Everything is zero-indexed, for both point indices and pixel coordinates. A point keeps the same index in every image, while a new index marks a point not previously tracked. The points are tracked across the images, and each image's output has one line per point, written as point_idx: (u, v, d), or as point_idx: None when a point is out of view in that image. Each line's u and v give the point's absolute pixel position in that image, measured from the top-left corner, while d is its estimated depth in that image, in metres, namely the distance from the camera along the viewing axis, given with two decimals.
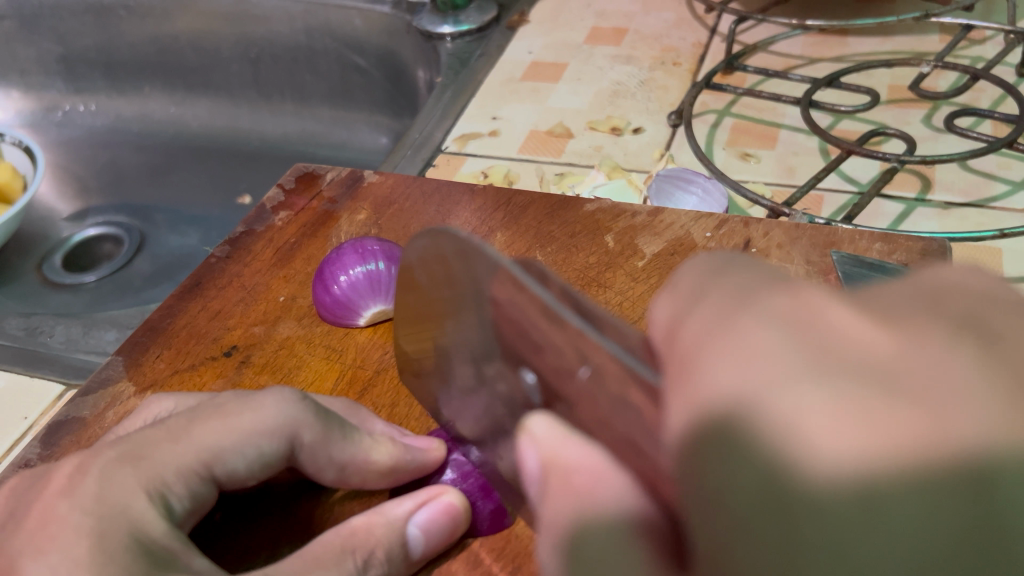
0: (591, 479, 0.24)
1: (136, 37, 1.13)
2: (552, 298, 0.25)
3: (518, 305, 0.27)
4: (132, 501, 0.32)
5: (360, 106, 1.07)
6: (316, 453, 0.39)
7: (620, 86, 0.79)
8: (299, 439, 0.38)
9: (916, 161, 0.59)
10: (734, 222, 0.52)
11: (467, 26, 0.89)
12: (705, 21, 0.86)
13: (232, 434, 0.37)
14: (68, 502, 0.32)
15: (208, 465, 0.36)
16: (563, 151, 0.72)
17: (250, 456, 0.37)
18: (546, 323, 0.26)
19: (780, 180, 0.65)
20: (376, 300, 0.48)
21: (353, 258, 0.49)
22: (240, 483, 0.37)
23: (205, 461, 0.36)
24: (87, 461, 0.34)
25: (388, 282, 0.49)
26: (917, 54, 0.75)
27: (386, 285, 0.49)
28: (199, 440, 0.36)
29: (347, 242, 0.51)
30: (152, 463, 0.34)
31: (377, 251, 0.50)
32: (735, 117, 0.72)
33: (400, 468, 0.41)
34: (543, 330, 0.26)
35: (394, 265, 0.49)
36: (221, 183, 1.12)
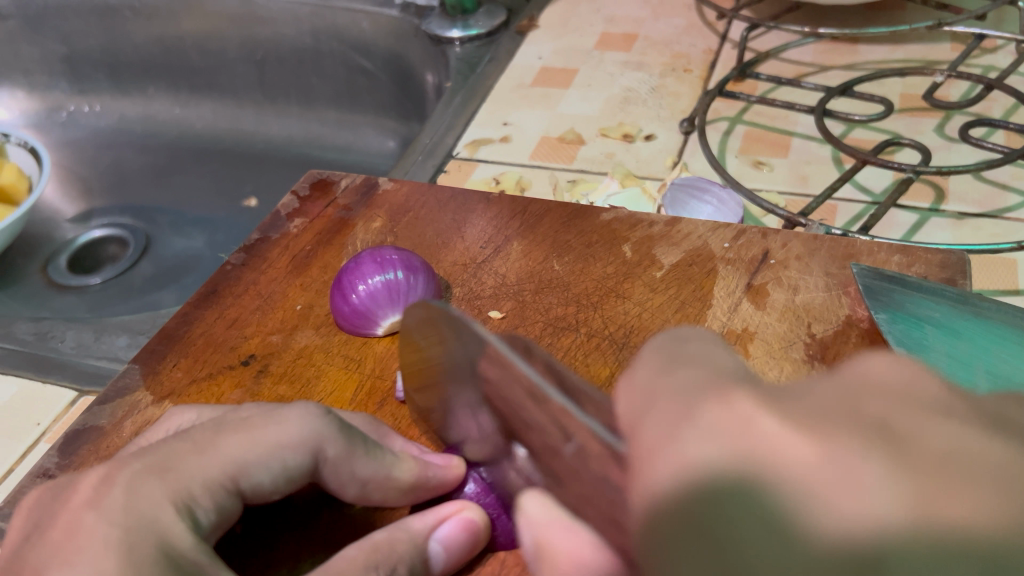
0: (578, 569, 0.25)
1: (141, 38, 1.13)
2: (538, 375, 0.27)
3: (509, 379, 0.29)
4: (159, 514, 0.32)
5: (366, 109, 1.06)
6: (338, 469, 0.38)
7: (631, 92, 0.79)
8: (326, 453, 0.38)
9: (931, 172, 0.59)
10: (752, 232, 0.51)
11: (476, 31, 0.89)
12: (715, 28, 0.86)
13: (259, 448, 0.36)
14: (94, 514, 0.31)
15: (235, 478, 0.35)
16: (575, 158, 0.72)
17: (275, 471, 0.37)
18: (534, 400, 0.27)
19: (794, 189, 0.65)
20: (395, 310, 0.48)
21: (371, 267, 0.49)
22: (265, 497, 0.37)
23: (232, 474, 0.35)
24: (112, 472, 0.33)
25: (407, 292, 0.49)
26: (929, 63, 0.75)
27: (404, 294, 0.48)
28: (226, 453, 0.35)
29: (365, 250, 0.50)
30: (180, 475, 0.34)
31: (396, 261, 0.49)
32: (747, 125, 0.72)
33: (422, 484, 0.40)
34: (529, 409, 0.28)
35: (413, 274, 0.49)
36: (226, 185, 1.12)
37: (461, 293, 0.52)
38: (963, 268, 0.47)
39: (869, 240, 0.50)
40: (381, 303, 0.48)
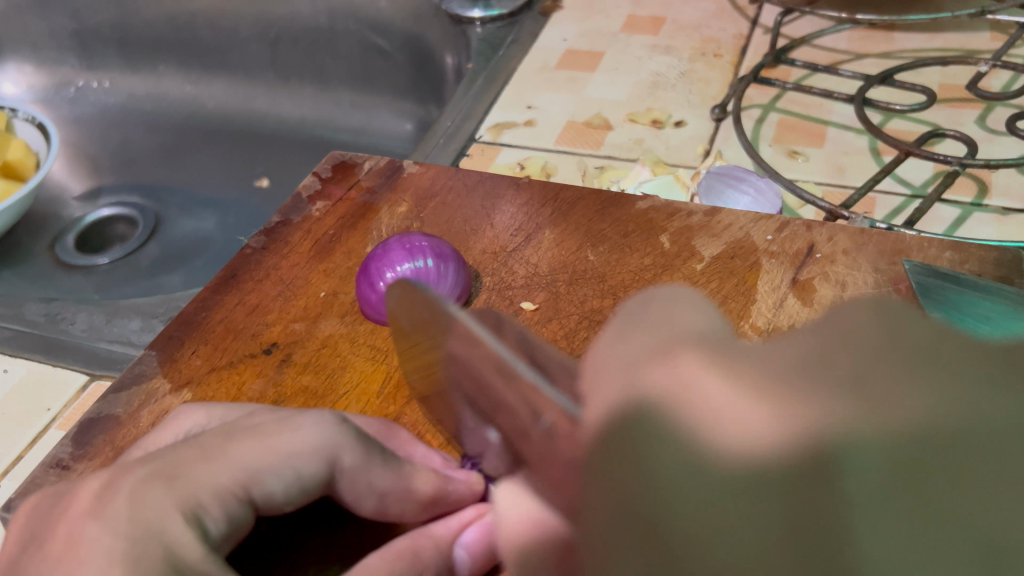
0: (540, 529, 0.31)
1: (152, 14, 1.10)
2: (506, 354, 0.29)
3: (473, 357, 0.31)
4: (166, 525, 0.30)
5: (382, 90, 1.04)
6: (355, 480, 0.36)
7: (659, 77, 0.77)
8: (347, 454, 0.35)
9: (978, 166, 0.57)
10: (797, 224, 0.49)
11: (497, 11, 0.87)
12: (745, 12, 0.84)
13: (269, 454, 0.34)
14: (96, 525, 0.29)
15: (246, 486, 0.33)
16: (602, 143, 0.70)
17: (288, 478, 0.34)
18: (499, 377, 0.30)
19: (831, 180, 0.63)
20: None
21: (400, 253, 0.47)
22: (277, 508, 0.35)
23: (242, 482, 0.33)
24: (115, 479, 0.31)
25: (437, 280, 0.46)
26: (969, 52, 0.73)
27: (434, 283, 0.46)
28: (236, 459, 0.33)
29: (392, 237, 0.48)
30: (190, 479, 0.31)
31: (426, 248, 0.47)
32: (781, 113, 0.70)
33: (442, 498, 0.38)
34: (499, 387, 0.30)
35: (443, 262, 0.47)
36: (238, 164, 1.10)
37: (490, 281, 0.49)
38: (1019, 266, 0.45)
39: (919, 235, 0.48)
40: None
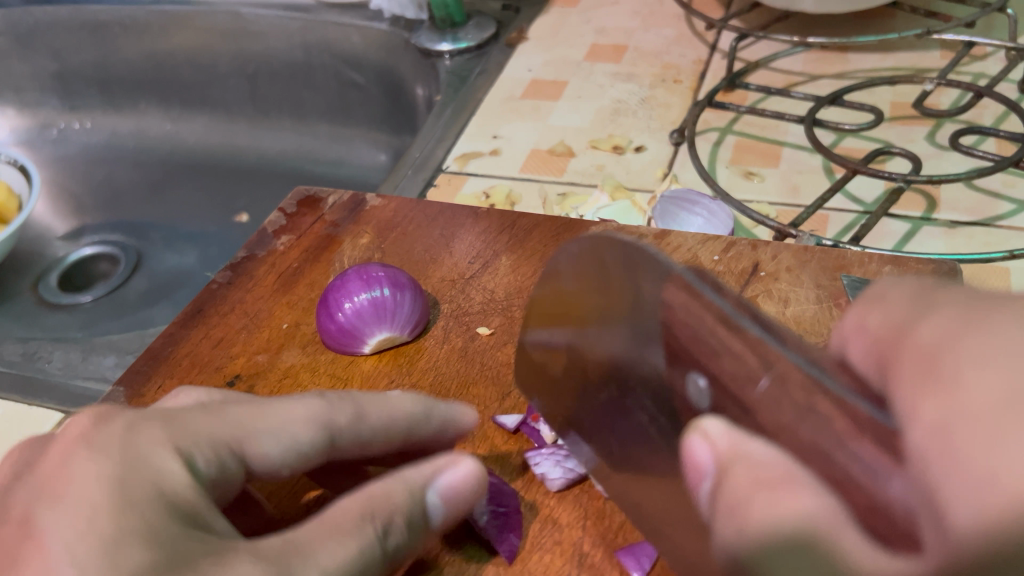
0: (779, 473, 0.25)
1: (132, 54, 1.13)
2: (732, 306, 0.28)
3: (691, 310, 0.29)
4: (156, 455, 0.31)
5: (358, 122, 1.06)
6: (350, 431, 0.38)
7: (621, 104, 0.79)
8: (334, 426, 0.37)
9: (922, 181, 0.58)
10: (742, 244, 0.51)
11: (465, 44, 0.89)
12: (705, 38, 0.86)
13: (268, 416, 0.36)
14: (88, 453, 0.31)
15: (241, 441, 0.35)
16: (565, 170, 0.72)
17: (284, 443, 0.36)
18: (725, 329, 0.27)
19: (784, 200, 0.65)
20: (381, 326, 0.47)
21: (357, 284, 0.49)
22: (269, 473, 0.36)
23: (239, 435, 0.35)
24: (112, 415, 0.33)
25: (394, 308, 0.48)
26: (918, 71, 0.75)
27: (391, 311, 0.48)
28: (236, 416, 0.35)
29: (351, 268, 0.50)
30: (182, 429, 0.33)
31: (382, 277, 0.49)
32: (737, 135, 0.72)
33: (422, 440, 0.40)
34: (722, 338, 0.28)
35: (399, 291, 0.48)
36: (219, 199, 1.11)
37: (448, 306, 0.51)
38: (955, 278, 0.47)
39: (860, 251, 0.49)
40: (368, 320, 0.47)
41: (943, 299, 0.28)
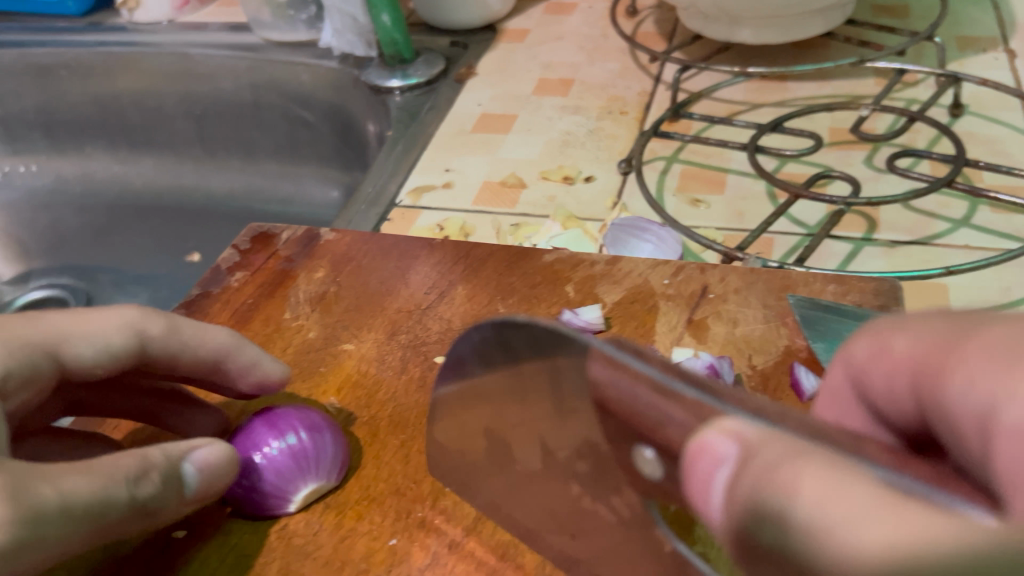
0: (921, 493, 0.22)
1: (76, 97, 1.12)
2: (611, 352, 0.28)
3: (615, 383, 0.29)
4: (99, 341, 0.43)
5: (307, 160, 1.05)
6: (166, 338, 0.45)
7: (569, 136, 0.81)
8: (145, 332, 0.44)
9: (862, 204, 0.60)
10: (691, 267, 0.53)
11: (414, 80, 0.91)
12: (649, 70, 0.89)
13: (79, 324, 0.42)
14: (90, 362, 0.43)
15: (56, 344, 0.41)
16: (517, 202, 0.73)
17: (98, 346, 0.42)
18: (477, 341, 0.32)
19: (730, 224, 0.66)
20: (305, 479, 0.44)
21: (266, 433, 0.46)
22: (88, 371, 0.43)
23: (53, 344, 0.41)
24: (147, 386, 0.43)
25: (315, 454, 0.45)
26: (855, 97, 0.78)
27: (313, 458, 0.45)
28: (46, 325, 0.41)
29: (256, 415, 0.47)
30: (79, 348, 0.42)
31: (298, 422, 0.46)
32: (683, 164, 0.74)
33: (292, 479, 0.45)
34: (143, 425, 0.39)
35: (318, 434, 0.46)
36: (168, 238, 1.10)
37: (405, 339, 0.53)
38: (895, 295, 0.48)
39: (805, 271, 0.51)
40: (289, 476, 0.44)
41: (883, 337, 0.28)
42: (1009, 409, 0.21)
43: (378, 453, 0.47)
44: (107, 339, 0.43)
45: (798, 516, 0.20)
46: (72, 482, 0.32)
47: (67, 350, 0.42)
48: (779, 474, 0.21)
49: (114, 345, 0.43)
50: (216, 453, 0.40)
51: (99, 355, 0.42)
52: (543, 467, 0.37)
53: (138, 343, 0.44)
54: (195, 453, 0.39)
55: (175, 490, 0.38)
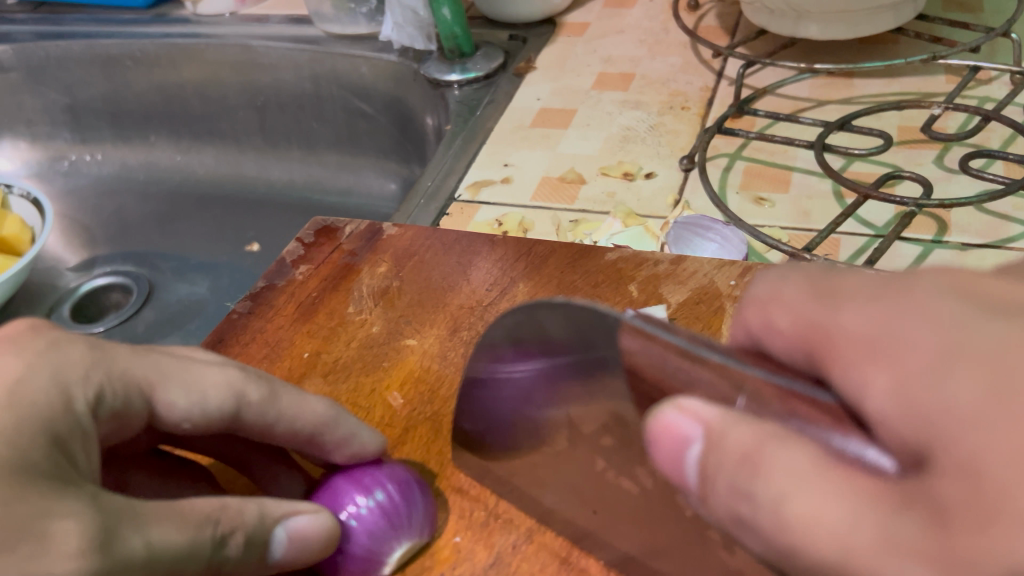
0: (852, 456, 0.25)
1: (142, 87, 1.14)
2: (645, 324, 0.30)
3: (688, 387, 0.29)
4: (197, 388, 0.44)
5: (366, 152, 1.06)
6: (262, 407, 0.45)
7: (630, 131, 0.80)
8: (243, 397, 0.45)
9: (934, 206, 0.59)
10: (758, 268, 0.52)
11: (473, 73, 0.91)
12: (711, 65, 0.87)
13: (184, 377, 0.44)
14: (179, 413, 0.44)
15: (152, 387, 0.43)
16: (577, 198, 0.73)
17: (192, 400, 0.44)
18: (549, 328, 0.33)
19: (796, 224, 0.65)
20: (398, 537, 0.44)
21: (354, 492, 0.46)
22: (176, 422, 0.44)
23: (150, 384, 0.43)
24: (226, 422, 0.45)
25: (406, 511, 0.44)
26: (925, 95, 0.76)
27: (404, 514, 0.44)
28: (151, 366, 0.43)
29: (341, 474, 0.47)
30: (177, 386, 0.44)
31: (384, 477, 0.46)
32: (747, 161, 0.73)
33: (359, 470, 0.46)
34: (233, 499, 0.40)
35: (406, 491, 0.45)
36: (228, 228, 1.12)
37: (467, 336, 0.53)
38: None
39: None
40: (382, 536, 0.44)
41: (839, 293, 0.30)
42: (871, 398, 0.25)
43: (441, 449, 0.48)
44: (202, 398, 0.44)
45: (761, 503, 0.25)
46: (162, 531, 0.35)
47: (161, 395, 0.43)
48: (739, 468, 0.26)
49: (210, 403, 0.44)
50: (316, 524, 0.42)
51: (190, 407, 0.44)
52: (608, 469, 0.37)
53: (233, 408, 0.44)
54: (287, 518, 0.42)
55: (257, 552, 0.40)
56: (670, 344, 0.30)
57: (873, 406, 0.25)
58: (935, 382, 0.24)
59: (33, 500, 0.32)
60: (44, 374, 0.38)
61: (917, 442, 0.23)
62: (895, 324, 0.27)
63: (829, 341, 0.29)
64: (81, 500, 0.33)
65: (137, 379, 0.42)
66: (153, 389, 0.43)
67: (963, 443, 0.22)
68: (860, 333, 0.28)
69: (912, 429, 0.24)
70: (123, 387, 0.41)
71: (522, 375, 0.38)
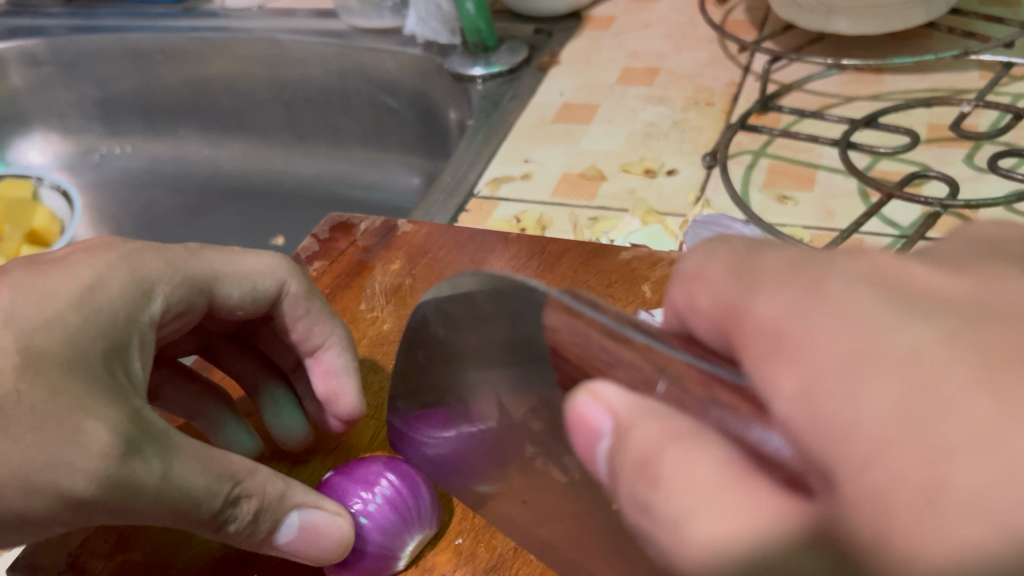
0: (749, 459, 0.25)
1: (171, 81, 1.15)
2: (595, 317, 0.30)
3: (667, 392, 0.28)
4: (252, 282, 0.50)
5: (391, 147, 1.06)
6: (298, 302, 0.51)
7: (653, 127, 0.79)
8: (287, 286, 0.51)
9: (960, 206, 0.57)
10: None
11: (497, 68, 0.91)
12: (738, 60, 0.86)
13: (237, 268, 0.49)
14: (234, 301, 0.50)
15: (213, 281, 0.48)
16: (597, 194, 0.72)
17: (245, 289, 0.50)
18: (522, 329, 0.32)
19: (818, 224, 0.64)
20: (411, 529, 0.45)
21: (359, 488, 0.47)
22: (231, 308, 0.50)
23: (211, 278, 0.48)
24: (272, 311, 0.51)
25: (414, 503, 0.46)
26: (956, 91, 0.74)
27: (413, 507, 0.46)
28: (212, 264, 0.48)
29: (340, 474, 0.48)
30: (235, 279, 0.49)
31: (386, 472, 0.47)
32: (771, 158, 0.72)
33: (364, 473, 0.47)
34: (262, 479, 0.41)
35: (410, 483, 0.47)
36: (255, 221, 1.12)
37: None
38: None
39: None
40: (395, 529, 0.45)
41: (757, 275, 0.29)
42: (776, 399, 0.25)
43: None
44: (255, 287, 0.50)
45: (660, 516, 0.27)
46: (186, 470, 0.37)
47: (219, 288, 0.49)
48: (638, 471, 0.27)
49: (260, 292, 0.50)
50: (335, 523, 0.43)
51: (244, 296, 0.50)
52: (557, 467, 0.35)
53: (277, 294, 0.51)
54: (304, 505, 0.43)
55: (266, 527, 0.41)
56: (608, 328, 0.30)
57: (777, 407, 0.24)
58: (835, 399, 0.23)
59: (76, 400, 0.35)
60: (127, 270, 0.43)
61: (820, 461, 0.23)
62: (802, 321, 0.26)
63: (740, 326, 0.28)
64: (123, 409, 0.36)
65: (201, 275, 0.47)
66: (214, 282, 0.48)
67: (871, 475, 0.21)
68: (765, 325, 0.27)
69: (815, 443, 0.23)
70: (187, 281, 0.46)
71: (464, 386, 0.37)
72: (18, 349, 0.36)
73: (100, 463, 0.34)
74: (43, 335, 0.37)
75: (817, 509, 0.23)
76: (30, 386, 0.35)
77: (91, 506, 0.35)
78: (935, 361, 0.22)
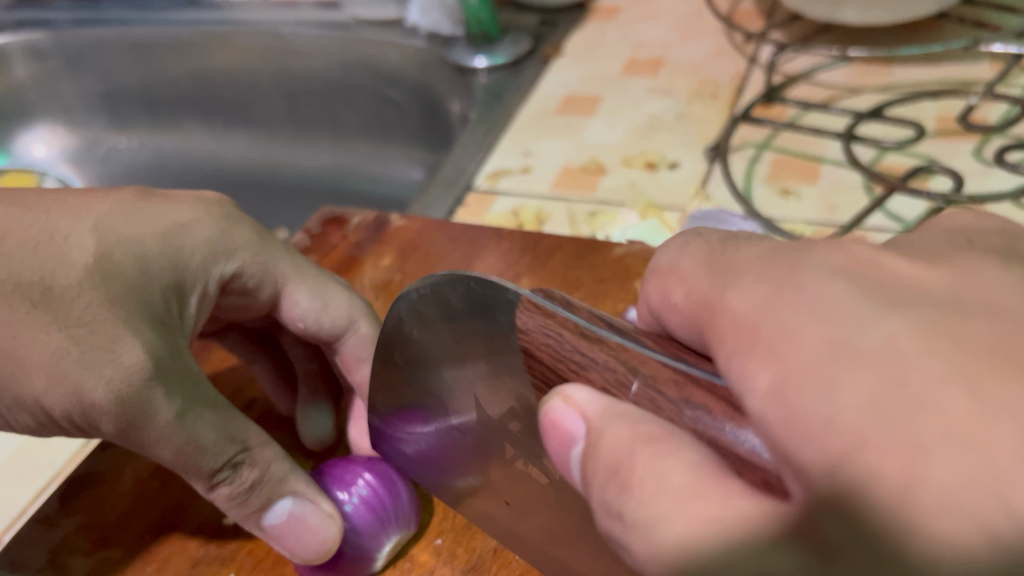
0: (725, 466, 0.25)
1: (175, 72, 1.15)
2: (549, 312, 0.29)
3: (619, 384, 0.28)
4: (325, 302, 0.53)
5: (395, 140, 1.05)
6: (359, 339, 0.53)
7: (656, 119, 0.78)
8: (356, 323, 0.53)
9: (965, 201, 0.56)
10: None
11: (500, 60, 0.90)
12: (744, 51, 0.84)
13: (317, 286, 0.53)
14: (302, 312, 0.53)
15: (284, 283, 0.52)
16: (597, 187, 0.71)
17: (316, 308, 0.52)
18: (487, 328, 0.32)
19: (822, 218, 0.63)
20: (387, 529, 0.46)
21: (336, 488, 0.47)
22: (295, 319, 0.53)
23: (284, 281, 0.52)
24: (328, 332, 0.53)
25: (391, 504, 0.47)
26: (966, 83, 0.72)
27: (389, 508, 0.46)
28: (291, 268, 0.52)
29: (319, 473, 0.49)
30: (314, 292, 0.52)
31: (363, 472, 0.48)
32: (775, 151, 0.70)
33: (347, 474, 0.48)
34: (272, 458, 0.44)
35: (387, 484, 0.47)
36: (258, 215, 1.12)
37: None
38: None
39: None
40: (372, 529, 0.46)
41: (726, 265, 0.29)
42: (751, 394, 0.24)
43: None
44: (326, 310, 0.52)
45: (633, 524, 0.25)
46: (203, 424, 0.40)
47: (289, 294, 0.52)
48: (609, 478, 0.26)
49: (329, 318, 0.52)
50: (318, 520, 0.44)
51: (313, 315, 0.52)
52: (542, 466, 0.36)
53: (344, 330, 0.53)
54: (300, 495, 0.44)
55: (260, 501, 0.43)
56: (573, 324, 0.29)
57: (753, 404, 0.24)
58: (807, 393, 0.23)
59: (125, 317, 0.39)
60: (217, 232, 0.48)
61: (795, 460, 0.22)
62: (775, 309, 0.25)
63: (714, 319, 0.27)
64: (162, 342, 0.40)
65: (276, 275, 0.51)
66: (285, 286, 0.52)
67: (854, 470, 0.21)
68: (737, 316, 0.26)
69: (793, 442, 0.22)
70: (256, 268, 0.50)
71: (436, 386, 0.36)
72: (97, 253, 0.41)
73: (122, 377, 0.37)
74: (122, 251, 0.42)
75: (793, 508, 0.22)
76: (88, 294, 0.39)
77: (101, 415, 0.37)
78: (915, 354, 0.22)
